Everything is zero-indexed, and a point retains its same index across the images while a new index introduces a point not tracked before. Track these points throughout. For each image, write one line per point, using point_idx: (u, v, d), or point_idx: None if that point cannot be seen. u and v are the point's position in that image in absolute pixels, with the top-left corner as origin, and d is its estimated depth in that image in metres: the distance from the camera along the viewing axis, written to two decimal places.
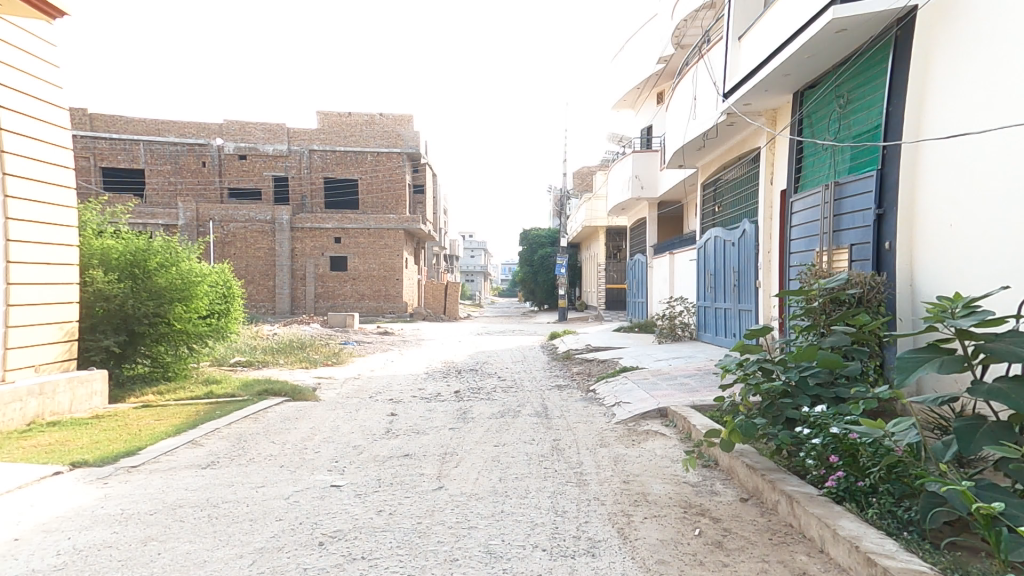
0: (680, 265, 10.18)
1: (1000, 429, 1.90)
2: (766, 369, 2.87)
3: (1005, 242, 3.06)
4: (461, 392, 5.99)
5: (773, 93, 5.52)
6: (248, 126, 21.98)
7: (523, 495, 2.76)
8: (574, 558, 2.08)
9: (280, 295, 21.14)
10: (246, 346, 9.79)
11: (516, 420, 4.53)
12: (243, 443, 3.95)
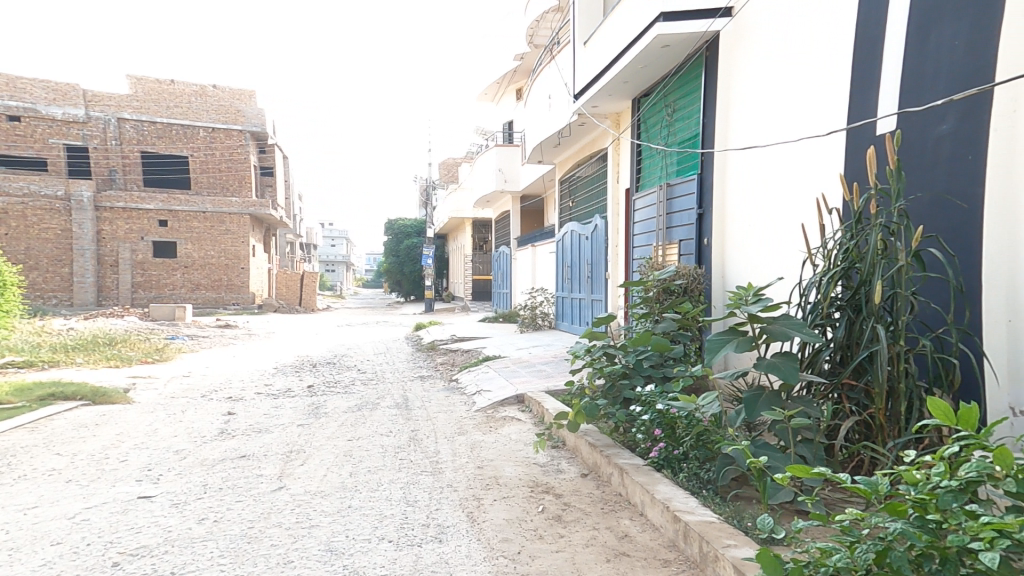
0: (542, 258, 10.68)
1: (772, 397, 2.30)
2: (610, 354, 3.15)
3: (783, 239, 3.67)
4: (314, 386, 5.69)
5: (615, 98, 6.02)
6: (22, 82, 18.48)
7: (374, 488, 2.71)
8: (420, 546, 2.09)
9: (80, 284, 18.08)
10: (28, 344, 8.24)
11: (374, 412, 4.43)
12: (12, 459, 3.33)
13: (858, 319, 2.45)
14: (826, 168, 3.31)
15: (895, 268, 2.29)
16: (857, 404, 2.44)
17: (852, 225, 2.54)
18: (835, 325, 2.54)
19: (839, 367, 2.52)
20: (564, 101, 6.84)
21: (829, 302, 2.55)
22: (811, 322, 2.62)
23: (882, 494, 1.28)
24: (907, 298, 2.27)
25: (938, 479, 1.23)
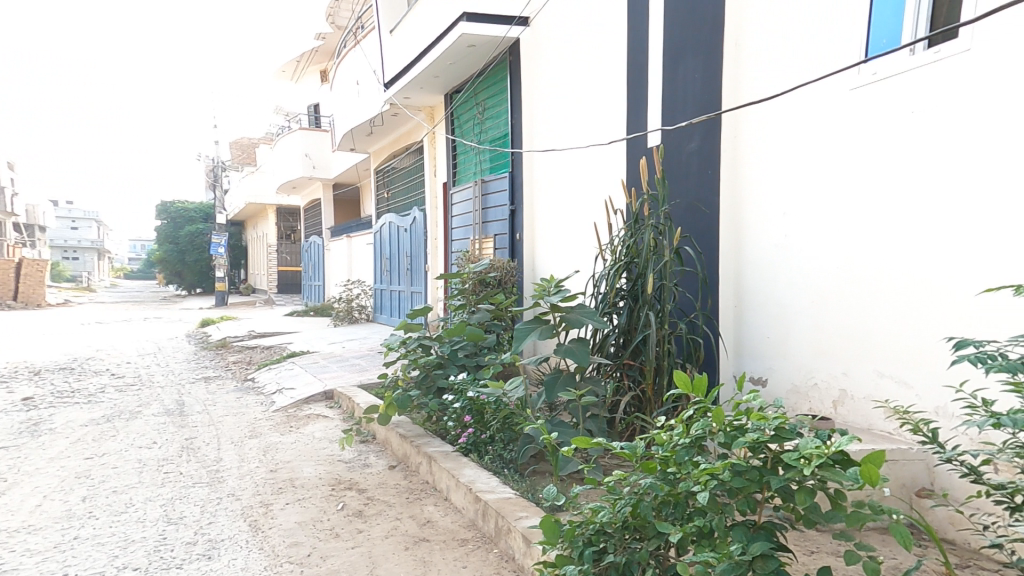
0: (358, 248, 10.27)
1: (567, 380, 2.53)
2: (425, 346, 3.15)
3: (581, 236, 4.08)
4: (37, 399, 4.61)
5: (426, 91, 6.05)
6: None
7: (120, 511, 2.33)
8: (181, 568, 1.87)
9: None
10: None
11: (132, 423, 3.78)
12: None
13: (636, 307, 2.84)
14: (614, 175, 3.77)
15: (662, 263, 2.72)
16: (633, 380, 2.83)
17: (631, 225, 2.93)
18: (619, 313, 2.90)
19: (621, 350, 2.89)
20: (373, 89, 6.65)
21: (614, 293, 2.90)
22: (601, 310, 2.94)
23: (640, 455, 1.51)
24: (671, 289, 2.71)
25: (676, 437, 1.46)
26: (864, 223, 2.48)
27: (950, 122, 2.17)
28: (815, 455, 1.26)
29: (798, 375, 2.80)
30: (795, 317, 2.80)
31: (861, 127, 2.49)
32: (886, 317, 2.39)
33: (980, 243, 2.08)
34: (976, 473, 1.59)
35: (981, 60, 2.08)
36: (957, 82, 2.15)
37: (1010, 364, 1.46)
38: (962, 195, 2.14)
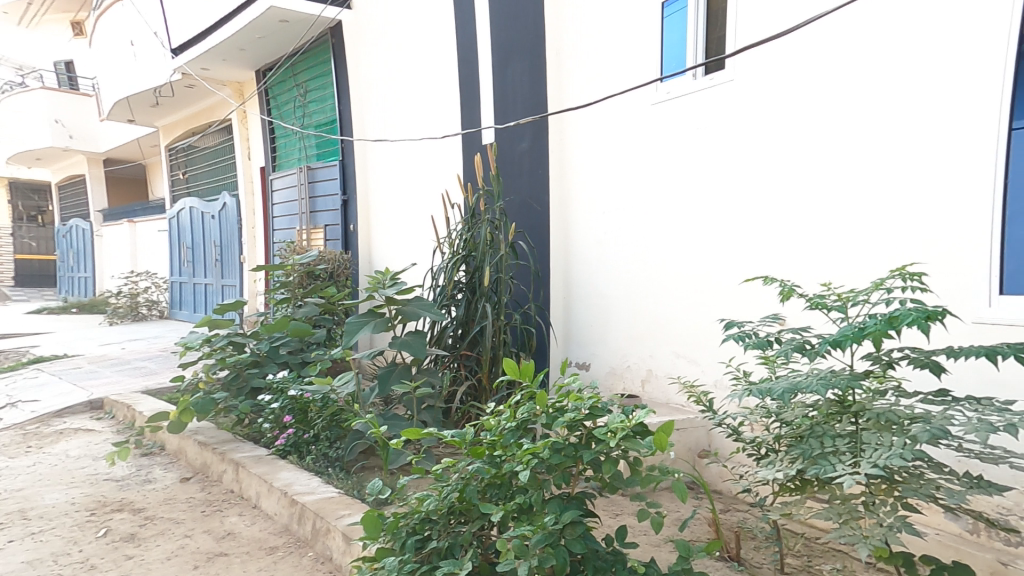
0: (148, 236, 8.87)
1: (401, 373, 2.49)
2: (236, 343, 2.82)
3: (419, 230, 4.06)
4: None
5: (230, 65, 5.43)
6: None
7: None
8: None
9: None
10: None
11: None
12: None
13: (474, 299, 2.90)
14: (450, 169, 3.82)
15: (498, 256, 2.82)
16: (470, 370, 2.89)
17: (468, 219, 3.00)
18: (457, 305, 2.94)
19: (459, 341, 2.94)
20: (159, 56, 5.77)
21: (453, 285, 2.93)
22: (439, 303, 2.95)
23: (469, 441, 1.54)
24: (507, 282, 2.82)
25: (503, 421, 1.52)
26: (665, 222, 2.86)
27: (721, 140, 2.62)
28: (621, 428, 1.41)
29: (615, 358, 3.13)
30: (611, 305, 3.14)
31: (662, 138, 2.86)
32: (681, 302, 2.79)
33: (744, 240, 2.55)
34: (738, 433, 1.99)
35: (740, 90, 2.55)
36: (725, 107, 2.60)
37: (760, 341, 1.82)
38: (730, 201, 2.60)
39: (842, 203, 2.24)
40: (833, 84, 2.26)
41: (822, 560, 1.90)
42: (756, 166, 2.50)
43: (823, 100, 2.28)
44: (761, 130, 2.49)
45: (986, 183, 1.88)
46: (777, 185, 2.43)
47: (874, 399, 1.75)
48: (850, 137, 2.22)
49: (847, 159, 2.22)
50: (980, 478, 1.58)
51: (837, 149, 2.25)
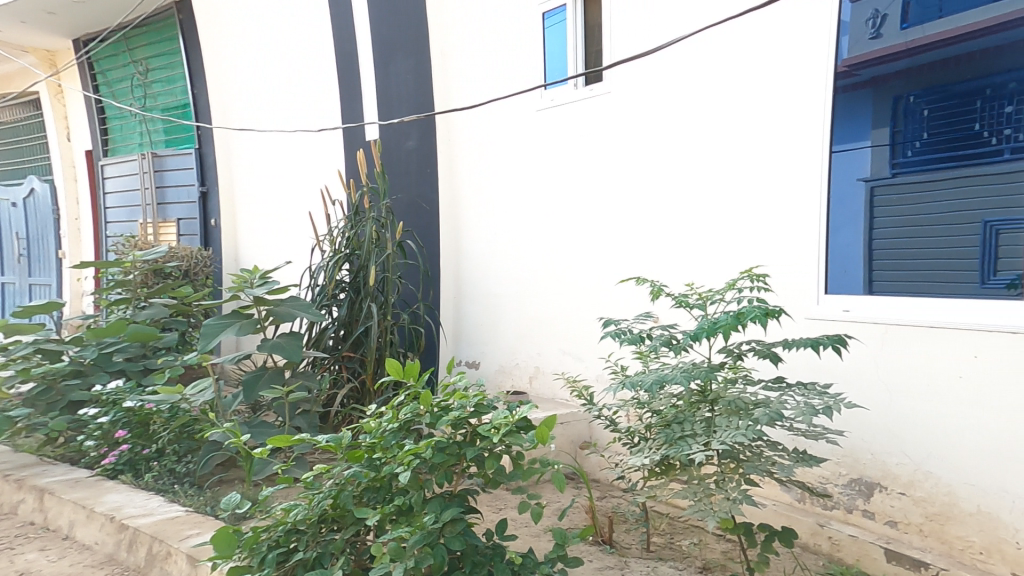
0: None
1: (274, 376, 2.32)
2: (49, 351, 2.67)
3: (291, 226, 3.90)
4: None
5: (34, 28, 4.80)
6: None
7: None
8: None
9: None
10: None
11: None
12: None
13: (358, 299, 2.80)
14: (330, 164, 3.69)
15: (385, 255, 2.74)
16: (352, 372, 2.78)
17: (351, 216, 2.87)
18: (339, 305, 2.82)
19: (341, 343, 2.81)
20: None
21: (335, 285, 2.80)
22: (319, 303, 2.82)
23: (345, 445, 1.47)
24: (394, 281, 2.76)
25: (384, 423, 1.45)
26: (552, 224, 2.98)
27: (599, 150, 2.80)
28: (504, 424, 1.42)
29: (505, 357, 3.19)
30: (498, 303, 3.22)
31: (549, 143, 2.97)
32: (565, 302, 2.92)
33: (624, 243, 2.73)
34: (613, 424, 2.12)
35: (616, 104, 2.74)
36: (604, 119, 2.79)
37: (634, 337, 1.97)
38: (607, 206, 2.79)
39: (706, 212, 2.49)
40: (693, 104, 2.51)
41: (682, 536, 2.11)
42: (627, 172, 2.72)
43: (689, 118, 2.53)
44: (634, 142, 2.70)
45: (811, 201, 2.21)
46: (652, 193, 2.65)
47: (729, 387, 1.98)
48: (704, 153, 2.49)
49: (710, 173, 2.47)
50: (804, 452, 1.88)
51: (701, 163, 2.50)
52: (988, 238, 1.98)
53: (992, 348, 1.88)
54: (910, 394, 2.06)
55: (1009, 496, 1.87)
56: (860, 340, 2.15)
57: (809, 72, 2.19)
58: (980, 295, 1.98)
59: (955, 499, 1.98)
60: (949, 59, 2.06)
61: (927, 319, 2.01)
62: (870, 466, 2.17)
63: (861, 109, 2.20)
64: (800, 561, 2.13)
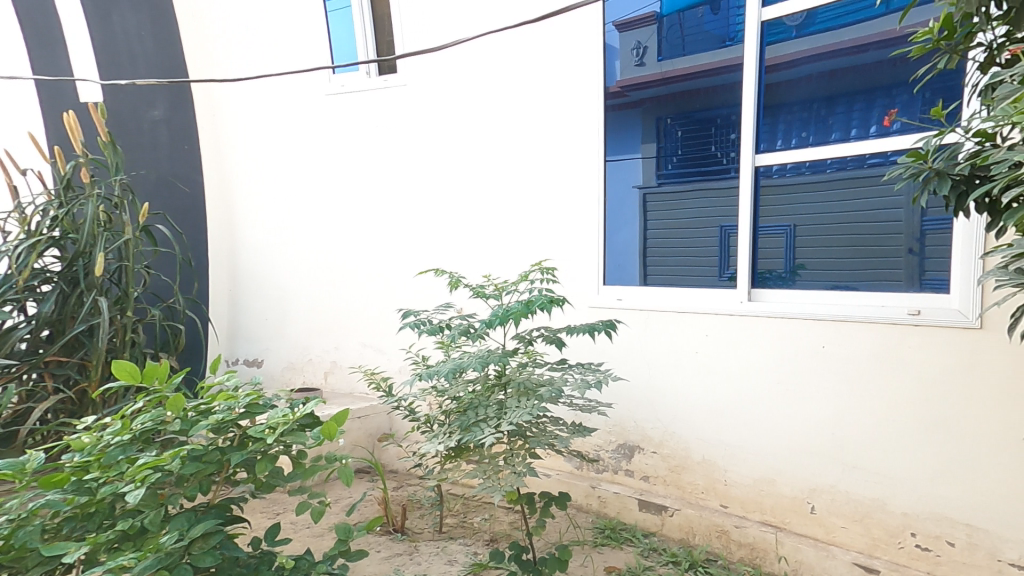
0: None
1: None
2: None
3: None
4: None
5: None
6: None
7: None
8: None
9: None
10: None
11: None
12: None
13: (75, 291, 2.58)
14: None
15: (126, 241, 2.66)
16: (61, 381, 2.52)
17: (62, 192, 2.62)
18: (41, 298, 2.51)
19: (42, 344, 2.53)
20: None
21: (31, 273, 2.49)
22: (7, 296, 2.43)
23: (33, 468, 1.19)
24: (133, 269, 2.69)
25: (110, 436, 1.23)
26: (322, 221, 3.55)
27: (402, 156, 3.25)
28: (282, 423, 1.34)
29: (294, 354, 3.75)
30: (311, 290, 3.63)
31: (319, 148, 3.50)
32: (337, 290, 3.52)
33: (375, 241, 3.35)
34: (412, 413, 2.21)
35: (416, 115, 3.17)
36: (405, 127, 3.21)
37: (432, 328, 2.02)
38: (407, 207, 3.26)
39: (434, 218, 3.16)
40: (484, 120, 2.96)
41: (474, 513, 2.40)
42: (382, 179, 3.31)
43: (423, 139, 3.15)
44: (432, 150, 3.15)
45: (589, 208, 2.69)
46: (397, 199, 3.27)
47: (521, 370, 2.13)
48: (438, 170, 3.12)
49: (439, 187, 3.13)
50: (582, 424, 2.11)
51: (431, 177, 3.15)
52: (724, 241, 2.42)
53: (718, 328, 2.34)
54: (662, 368, 2.50)
55: (723, 444, 2.33)
56: (627, 325, 2.59)
57: (581, 99, 2.65)
58: (718, 286, 2.43)
59: (688, 452, 2.43)
60: (688, 90, 2.46)
61: (678, 304, 2.46)
62: (633, 431, 2.59)
63: (630, 125, 2.59)
64: (574, 521, 2.56)
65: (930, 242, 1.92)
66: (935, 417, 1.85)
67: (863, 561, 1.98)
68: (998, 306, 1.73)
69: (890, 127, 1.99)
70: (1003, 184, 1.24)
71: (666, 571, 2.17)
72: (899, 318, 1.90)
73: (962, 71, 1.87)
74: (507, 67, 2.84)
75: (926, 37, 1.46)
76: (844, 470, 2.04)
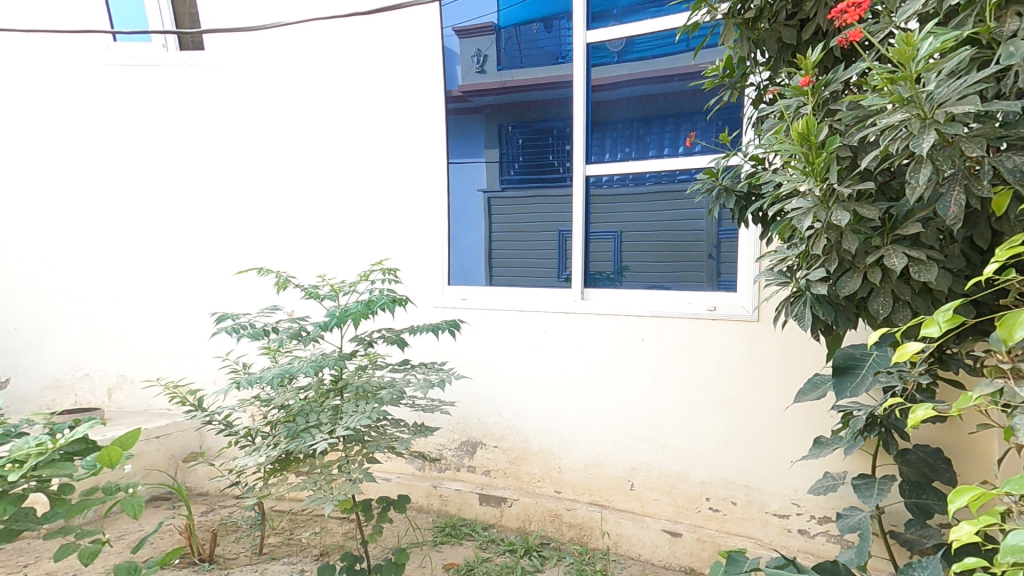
0: None
1: None
2: None
3: None
4: None
5: None
6: None
7: None
8: None
9: None
10: None
11: None
12: None
13: None
14: None
15: None
16: None
17: None
18: None
19: None
20: None
21: None
22: None
23: None
24: None
25: None
26: (108, 215, 3.15)
27: (223, 147, 3.03)
28: (34, 455, 1.15)
29: (66, 368, 3.24)
30: (108, 291, 3.18)
31: (105, 132, 3.11)
32: (129, 292, 3.18)
33: (179, 240, 3.12)
34: (229, 426, 1.99)
35: (238, 105, 2.99)
36: (226, 117, 3.01)
37: (255, 331, 1.84)
38: (223, 203, 3.06)
39: (242, 219, 3.04)
40: (320, 113, 2.85)
41: (302, 529, 2.35)
42: (186, 173, 3.09)
43: (229, 136, 3.02)
44: (249, 146, 2.99)
45: (432, 207, 2.68)
46: (200, 196, 3.09)
47: (360, 373, 2.03)
48: (249, 168, 3.01)
49: (248, 185, 3.01)
50: (424, 424, 2.07)
51: (241, 174, 3.02)
52: (561, 244, 2.58)
53: (554, 326, 2.49)
54: (504, 364, 2.59)
55: (557, 435, 2.49)
56: (471, 323, 2.64)
57: (419, 99, 2.67)
58: (556, 286, 2.60)
59: (527, 444, 2.55)
60: (525, 101, 2.61)
61: (518, 304, 2.56)
62: (474, 428, 2.65)
63: (473, 131, 2.70)
64: (413, 522, 2.56)
65: (724, 249, 2.24)
66: (726, 397, 2.15)
67: (669, 527, 2.22)
68: (770, 302, 2.06)
69: (692, 148, 2.28)
70: (770, 201, 1.47)
71: (502, 560, 2.26)
72: (699, 314, 2.18)
73: (741, 105, 2.23)
74: (341, 63, 2.78)
75: (714, 74, 1.68)
76: (658, 449, 2.28)
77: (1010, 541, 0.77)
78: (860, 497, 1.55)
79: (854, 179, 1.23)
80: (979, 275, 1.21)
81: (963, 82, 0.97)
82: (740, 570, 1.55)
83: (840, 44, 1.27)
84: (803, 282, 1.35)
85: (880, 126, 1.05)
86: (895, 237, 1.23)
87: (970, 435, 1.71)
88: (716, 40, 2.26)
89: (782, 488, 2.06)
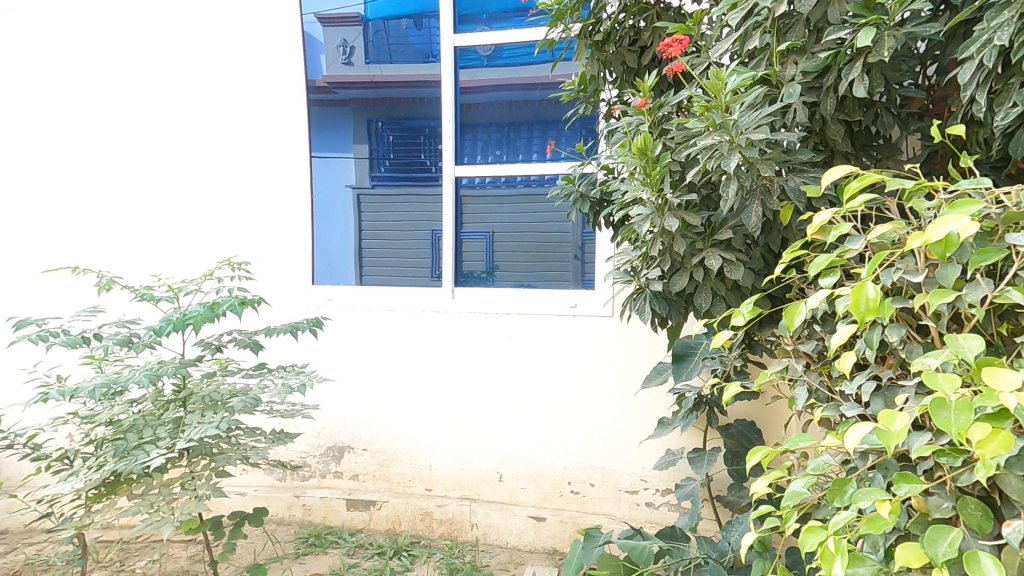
0: None
1: None
2: None
3: None
4: None
5: None
6: None
7: None
8: None
9: None
10: None
11: None
12: None
13: None
14: None
15: None
16: None
17: None
18: None
19: None
20: None
21: None
22: None
23: None
24: None
25: None
26: None
27: (22, 123, 2.58)
28: None
29: None
30: None
31: None
32: None
33: None
34: (37, 450, 1.69)
35: (46, 76, 2.55)
36: (26, 87, 2.56)
37: (71, 339, 1.57)
38: (29, 190, 2.60)
39: (57, 209, 2.60)
40: (156, 91, 2.54)
41: (137, 558, 2.10)
42: None
43: (41, 112, 2.57)
44: (65, 124, 2.58)
45: (294, 203, 2.54)
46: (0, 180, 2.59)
47: (208, 381, 1.83)
48: (66, 150, 2.59)
49: (66, 170, 2.59)
50: (284, 431, 1.94)
51: (55, 156, 2.59)
52: (432, 244, 2.59)
53: (424, 325, 2.48)
54: (373, 366, 2.53)
55: (426, 434, 2.49)
56: (338, 323, 2.54)
57: (278, 87, 2.50)
58: (427, 285, 2.61)
59: (397, 446, 2.52)
60: (392, 98, 2.58)
61: (387, 304, 2.52)
62: (341, 432, 2.56)
63: (337, 126, 2.60)
64: (273, 536, 2.41)
65: (587, 250, 2.42)
66: (584, 388, 2.33)
67: (534, 513, 2.35)
68: (619, 299, 2.28)
69: (551, 155, 2.44)
70: (617, 208, 1.63)
71: (370, 564, 2.21)
72: (560, 312, 2.33)
73: (595, 118, 2.43)
74: (184, 38, 2.50)
75: (570, 87, 1.81)
76: (525, 440, 2.40)
77: (792, 487, 0.95)
78: (693, 468, 1.78)
79: (682, 190, 1.41)
80: (772, 274, 1.47)
81: (759, 114, 1.18)
82: (596, 545, 1.70)
83: (670, 73, 1.45)
84: (644, 280, 1.53)
85: (699, 145, 1.22)
86: (714, 241, 1.43)
87: (768, 405, 2.06)
88: (573, 57, 2.44)
89: (632, 467, 2.28)
